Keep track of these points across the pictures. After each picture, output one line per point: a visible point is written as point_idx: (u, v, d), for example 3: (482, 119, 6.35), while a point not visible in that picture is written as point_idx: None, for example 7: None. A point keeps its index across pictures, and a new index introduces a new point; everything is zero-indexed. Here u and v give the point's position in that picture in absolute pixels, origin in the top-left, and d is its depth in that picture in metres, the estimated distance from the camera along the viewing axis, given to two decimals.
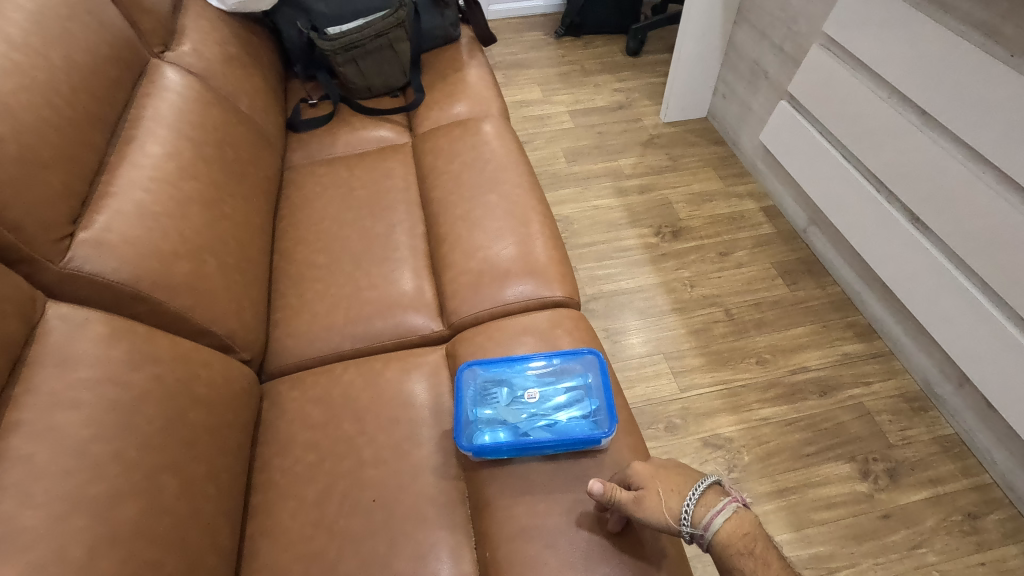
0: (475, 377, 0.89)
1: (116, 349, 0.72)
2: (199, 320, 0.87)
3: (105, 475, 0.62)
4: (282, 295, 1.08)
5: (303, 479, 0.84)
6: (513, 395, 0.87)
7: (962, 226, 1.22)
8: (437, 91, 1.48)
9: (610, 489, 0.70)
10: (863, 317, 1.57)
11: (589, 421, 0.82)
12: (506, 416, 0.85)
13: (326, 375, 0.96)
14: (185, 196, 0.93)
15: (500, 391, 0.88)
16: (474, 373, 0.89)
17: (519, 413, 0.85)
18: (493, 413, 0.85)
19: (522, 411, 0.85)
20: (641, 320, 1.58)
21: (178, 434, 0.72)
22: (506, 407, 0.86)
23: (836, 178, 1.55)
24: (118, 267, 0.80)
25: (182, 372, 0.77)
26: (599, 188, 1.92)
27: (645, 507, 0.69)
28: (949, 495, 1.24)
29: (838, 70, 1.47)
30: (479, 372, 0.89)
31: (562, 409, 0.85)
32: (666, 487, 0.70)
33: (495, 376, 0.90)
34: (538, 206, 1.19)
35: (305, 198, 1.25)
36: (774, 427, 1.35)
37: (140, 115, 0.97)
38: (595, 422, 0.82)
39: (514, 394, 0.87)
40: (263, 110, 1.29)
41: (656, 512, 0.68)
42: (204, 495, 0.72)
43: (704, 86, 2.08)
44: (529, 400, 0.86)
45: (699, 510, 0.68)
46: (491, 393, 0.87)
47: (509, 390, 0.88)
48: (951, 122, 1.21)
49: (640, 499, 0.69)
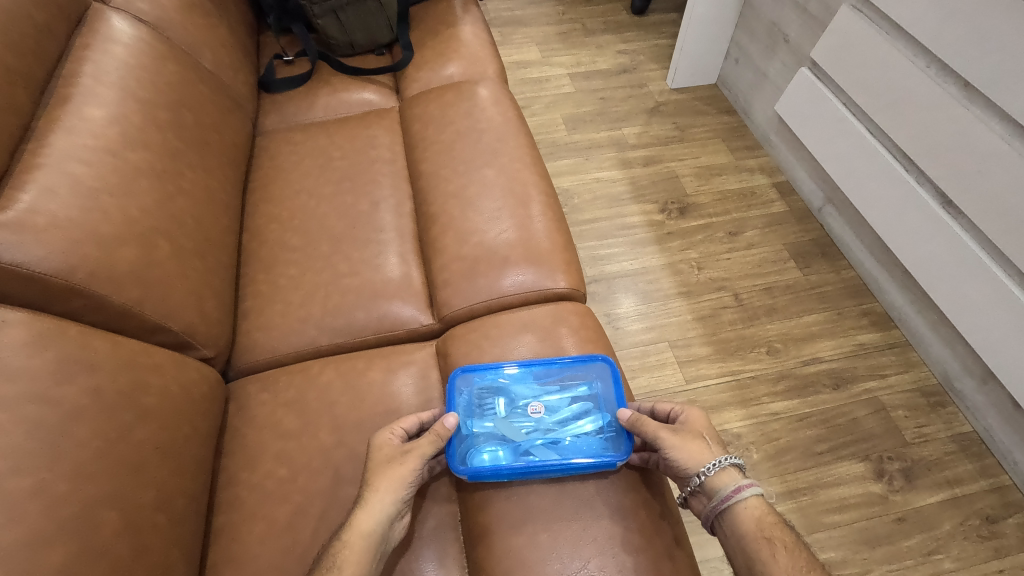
0: (470, 385, 0.80)
1: (42, 358, 0.60)
2: (151, 316, 0.75)
3: (24, 517, 0.52)
4: (251, 281, 0.96)
5: (274, 498, 0.74)
6: (513, 406, 0.79)
7: (1000, 213, 1.11)
8: (427, 48, 1.32)
9: (640, 419, 0.72)
10: (879, 304, 1.48)
11: (600, 440, 0.74)
12: (506, 431, 0.77)
13: (300, 375, 0.86)
14: (132, 168, 0.80)
15: (498, 403, 0.79)
16: (469, 379, 0.80)
17: (520, 428, 0.77)
18: (491, 428, 0.77)
19: (524, 425, 0.77)
20: (644, 305, 1.48)
21: (121, 457, 0.61)
22: (504, 420, 0.78)
23: (858, 154, 1.43)
24: (47, 256, 0.67)
25: (126, 381, 0.66)
26: (601, 159, 1.79)
27: (681, 440, 0.70)
28: (966, 497, 1.18)
29: (869, 34, 1.33)
30: (477, 377, 0.80)
31: (568, 424, 0.77)
32: (708, 439, 0.71)
33: (493, 384, 0.81)
34: (540, 183, 1.06)
35: (279, 168, 1.11)
36: (784, 423, 1.28)
37: (78, 71, 0.83)
38: (606, 441, 0.74)
39: (513, 404, 0.79)
40: (230, 67, 1.14)
41: (690, 449, 0.69)
42: (153, 527, 0.62)
43: (717, 50, 1.93)
44: (531, 413, 0.78)
45: (731, 472, 0.68)
46: (488, 403, 0.79)
47: (507, 399, 0.79)
48: (999, 95, 1.08)
49: (677, 432, 0.70)
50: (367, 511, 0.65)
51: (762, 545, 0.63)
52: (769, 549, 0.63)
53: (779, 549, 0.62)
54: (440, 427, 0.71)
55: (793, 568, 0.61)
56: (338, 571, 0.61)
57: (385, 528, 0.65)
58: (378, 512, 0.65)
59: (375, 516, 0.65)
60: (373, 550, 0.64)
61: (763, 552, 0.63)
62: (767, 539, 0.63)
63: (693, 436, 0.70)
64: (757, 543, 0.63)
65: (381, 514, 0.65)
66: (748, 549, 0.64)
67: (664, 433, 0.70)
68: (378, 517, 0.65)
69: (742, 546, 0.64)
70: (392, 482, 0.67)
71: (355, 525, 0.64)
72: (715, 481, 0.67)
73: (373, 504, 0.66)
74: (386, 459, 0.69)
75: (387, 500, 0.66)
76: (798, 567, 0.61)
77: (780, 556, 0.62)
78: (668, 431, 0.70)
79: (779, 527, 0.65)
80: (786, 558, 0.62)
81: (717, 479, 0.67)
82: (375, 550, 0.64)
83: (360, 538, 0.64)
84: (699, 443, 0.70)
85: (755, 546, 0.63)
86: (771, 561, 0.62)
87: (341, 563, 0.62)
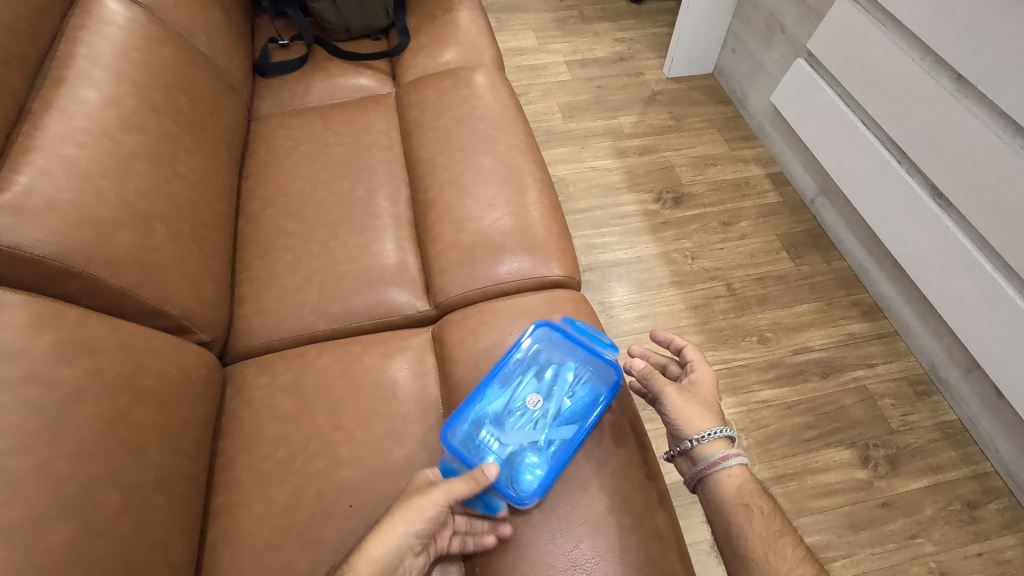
0: (457, 431, 0.75)
1: (42, 340, 0.61)
2: (149, 300, 0.76)
3: (27, 495, 0.52)
4: (248, 266, 0.96)
5: (271, 479, 0.75)
6: (507, 419, 0.77)
7: (989, 204, 1.13)
8: (424, 34, 1.32)
9: (651, 373, 0.76)
10: (869, 295, 1.50)
11: (592, 386, 0.79)
12: (517, 442, 0.75)
13: (296, 360, 0.87)
14: (128, 151, 0.80)
15: (490, 427, 0.76)
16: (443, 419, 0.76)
17: (525, 427, 0.76)
18: (503, 449, 0.74)
19: (526, 422, 0.76)
20: (638, 294, 1.49)
21: (120, 438, 0.62)
22: (508, 434, 0.75)
23: (852, 146, 1.43)
24: (45, 239, 0.67)
25: (124, 364, 0.67)
26: (598, 148, 1.79)
27: (683, 399, 0.73)
28: (948, 483, 1.21)
29: (865, 26, 1.34)
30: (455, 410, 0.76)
31: (559, 392, 0.79)
32: (709, 405, 0.73)
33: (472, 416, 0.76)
34: (537, 170, 1.07)
35: (274, 153, 1.11)
36: (773, 410, 1.30)
37: (71, 54, 0.82)
38: (596, 382, 0.79)
39: (502, 410, 0.77)
40: (225, 51, 1.13)
41: (689, 412, 0.72)
42: (153, 507, 0.63)
43: (714, 39, 1.93)
44: (526, 410, 0.77)
45: (722, 441, 0.70)
46: (483, 434, 0.75)
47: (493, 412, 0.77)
48: (991, 89, 1.09)
49: (681, 392, 0.74)
50: (379, 537, 0.63)
51: (739, 511, 0.66)
52: (745, 515, 0.66)
53: (756, 515, 0.66)
54: (480, 474, 0.67)
55: (767, 532, 0.65)
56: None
57: (396, 558, 0.63)
58: (391, 540, 0.63)
59: (387, 543, 0.63)
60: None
61: (740, 516, 0.66)
62: (745, 506, 0.67)
63: (696, 399, 0.73)
64: (735, 508, 0.67)
65: (394, 543, 0.63)
66: (726, 513, 0.67)
67: (669, 389, 0.74)
68: (389, 544, 0.63)
69: (721, 510, 0.68)
70: (409, 514, 0.64)
71: (364, 551, 0.62)
72: (705, 447, 0.70)
73: (388, 529, 0.63)
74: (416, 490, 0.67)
75: (401, 530, 0.63)
76: (771, 531, 0.65)
77: (756, 522, 0.66)
78: (672, 389, 0.74)
79: (758, 495, 0.68)
80: (761, 523, 0.65)
81: (707, 446, 0.70)
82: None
83: (366, 565, 0.61)
84: (699, 407, 0.72)
85: (732, 510, 0.67)
86: (746, 526, 0.66)
87: None
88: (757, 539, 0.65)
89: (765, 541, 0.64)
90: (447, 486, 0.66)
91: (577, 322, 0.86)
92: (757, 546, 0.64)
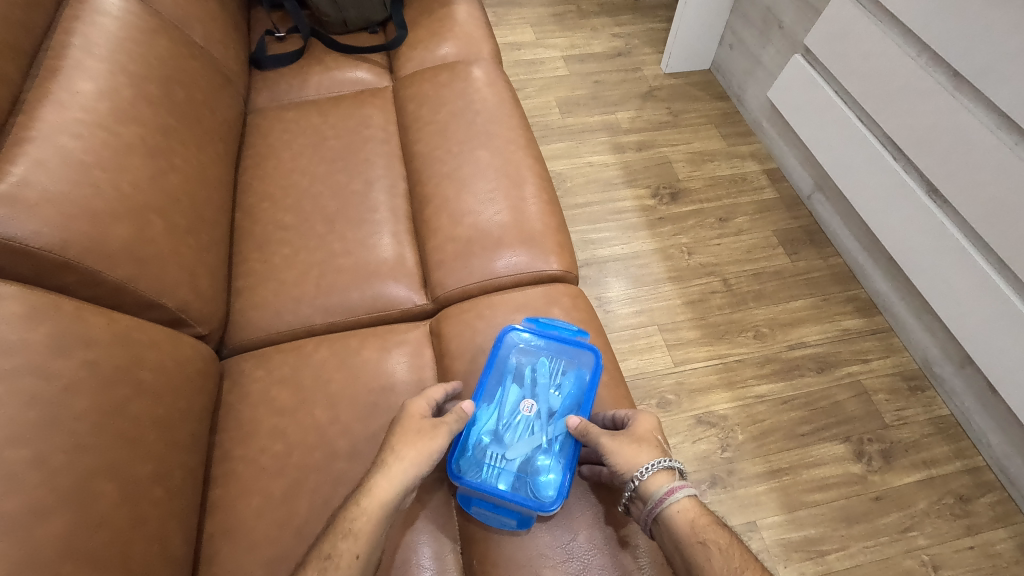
0: (462, 461, 0.73)
1: (39, 332, 0.60)
2: (145, 293, 0.75)
3: (24, 487, 0.52)
4: (245, 259, 0.96)
5: (268, 473, 0.75)
6: (507, 432, 0.75)
7: (983, 200, 1.13)
8: (422, 27, 1.31)
9: (586, 426, 0.71)
10: (864, 290, 1.51)
11: (575, 377, 0.81)
12: (524, 452, 0.74)
13: (294, 353, 0.86)
14: (124, 143, 0.79)
15: (494, 448, 0.74)
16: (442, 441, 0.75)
17: (525, 435, 0.75)
18: (513, 463, 0.73)
19: (524, 430, 0.75)
20: (635, 289, 1.49)
21: (117, 431, 0.62)
22: (512, 448, 0.74)
23: (849, 143, 1.44)
24: (41, 231, 0.67)
25: (121, 356, 0.66)
26: (595, 143, 1.79)
27: (617, 441, 0.69)
28: (941, 477, 1.23)
29: (862, 22, 1.34)
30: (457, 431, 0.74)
31: (546, 391, 0.79)
32: (647, 441, 0.70)
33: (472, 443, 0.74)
34: (534, 165, 1.07)
35: (271, 147, 1.10)
36: (769, 405, 1.31)
37: (66, 44, 0.81)
38: (578, 371, 0.81)
39: (496, 423, 0.76)
40: (222, 43, 1.12)
41: (626, 451, 0.68)
42: (150, 499, 0.63)
43: (712, 35, 1.92)
44: (524, 418, 0.76)
45: (664, 474, 0.67)
46: (490, 456, 0.73)
47: (488, 428, 0.75)
48: (988, 86, 1.09)
49: (616, 436, 0.70)
50: (387, 479, 0.65)
51: (697, 549, 0.62)
52: (704, 553, 0.62)
53: (714, 552, 0.62)
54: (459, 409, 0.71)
55: (727, 568, 0.61)
56: (353, 539, 0.63)
57: (402, 497, 0.66)
58: (399, 482, 0.65)
59: (394, 485, 0.65)
60: (387, 520, 0.64)
61: (699, 555, 0.62)
62: (701, 542, 0.63)
63: (632, 438, 0.70)
64: (691, 547, 0.63)
65: (400, 483, 0.65)
66: (685, 554, 0.63)
67: (604, 437, 0.70)
68: (395, 483, 0.65)
69: (678, 551, 0.63)
70: (416, 455, 0.67)
71: (373, 493, 0.65)
72: (648, 485, 0.66)
73: (396, 469, 0.66)
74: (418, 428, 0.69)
75: (407, 469, 0.66)
76: (732, 568, 0.61)
77: (715, 559, 0.61)
78: (605, 435, 0.70)
79: None
80: (721, 560, 0.62)
81: (651, 482, 0.66)
82: (386, 519, 0.64)
83: (376, 508, 0.64)
84: (635, 444, 0.69)
85: (690, 549, 0.62)
86: (707, 565, 0.61)
87: (353, 530, 0.63)
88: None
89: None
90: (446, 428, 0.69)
91: (541, 319, 0.85)
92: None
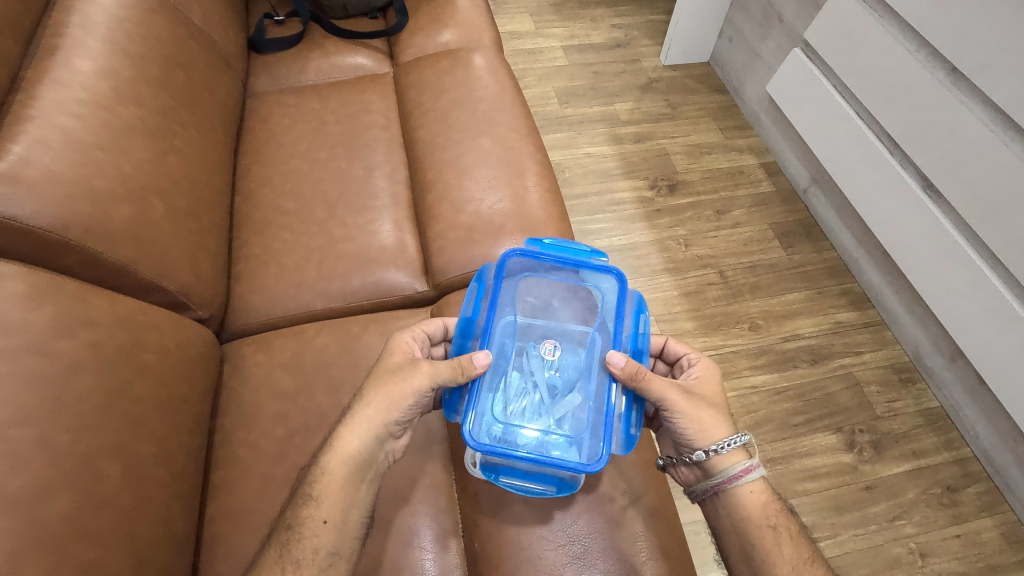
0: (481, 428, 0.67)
1: (40, 313, 0.60)
2: (147, 276, 0.75)
3: (28, 466, 0.52)
4: (244, 244, 0.96)
5: (270, 456, 0.75)
6: (533, 386, 0.73)
7: (977, 194, 1.15)
8: (422, 14, 1.30)
9: (638, 370, 0.66)
10: (857, 284, 1.53)
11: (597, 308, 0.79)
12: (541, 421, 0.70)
13: (295, 338, 0.87)
14: (124, 123, 0.78)
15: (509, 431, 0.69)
16: (449, 404, 0.69)
17: (548, 389, 0.73)
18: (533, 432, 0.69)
19: (549, 381, 0.74)
20: (631, 280, 1.50)
21: (121, 412, 0.62)
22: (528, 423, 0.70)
23: (846, 137, 1.45)
24: (41, 211, 0.66)
25: (124, 338, 0.66)
26: (593, 134, 1.79)
27: (694, 407, 0.67)
28: (930, 468, 1.25)
29: (862, 17, 1.34)
30: (457, 385, 0.68)
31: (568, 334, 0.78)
32: (720, 411, 0.69)
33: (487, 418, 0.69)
34: (535, 153, 1.07)
35: (270, 131, 1.10)
36: (763, 396, 1.33)
37: (64, 22, 0.80)
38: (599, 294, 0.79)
39: (505, 408, 0.71)
40: (220, 25, 1.11)
41: (702, 420, 0.67)
42: (154, 480, 0.63)
43: (711, 27, 1.92)
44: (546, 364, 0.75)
45: (739, 451, 0.67)
46: (509, 432, 0.68)
47: (498, 414, 0.70)
48: (987, 83, 1.10)
49: (690, 397, 0.67)
50: (352, 432, 0.65)
51: (766, 534, 0.65)
52: (772, 538, 0.65)
53: (784, 539, 0.65)
54: (468, 362, 0.66)
55: (797, 558, 0.64)
56: (317, 504, 0.63)
57: (371, 448, 0.65)
58: (365, 430, 0.65)
59: (360, 436, 0.65)
60: (356, 474, 0.64)
61: (767, 539, 0.65)
62: (771, 527, 0.65)
63: (706, 403, 0.68)
64: (760, 530, 0.65)
65: (365, 434, 0.65)
66: (751, 535, 0.65)
67: (675, 395, 0.67)
68: (361, 438, 0.65)
69: (744, 530, 0.66)
70: (384, 400, 0.66)
71: (336, 449, 0.65)
72: (722, 460, 0.67)
73: (358, 423, 0.65)
74: (394, 366, 0.68)
75: (377, 418, 0.65)
76: (800, 558, 0.64)
77: (785, 547, 0.64)
78: (680, 395, 0.67)
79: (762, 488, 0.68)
80: (789, 547, 0.65)
81: (725, 459, 0.67)
82: (357, 477, 0.64)
83: (339, 465, 0.64)
84: (712, 413, 0.68)
85: (759, 532, 0.65)
86: (773, 550, 0.64)
87: (320, 493, 0.63)
88: (786, 566, 0.63)
89: (794, 567, 0.63)
90: (426, 365, 0.66)
91: (544, 241, 0.79)
92: (787, 572, 0.63)
